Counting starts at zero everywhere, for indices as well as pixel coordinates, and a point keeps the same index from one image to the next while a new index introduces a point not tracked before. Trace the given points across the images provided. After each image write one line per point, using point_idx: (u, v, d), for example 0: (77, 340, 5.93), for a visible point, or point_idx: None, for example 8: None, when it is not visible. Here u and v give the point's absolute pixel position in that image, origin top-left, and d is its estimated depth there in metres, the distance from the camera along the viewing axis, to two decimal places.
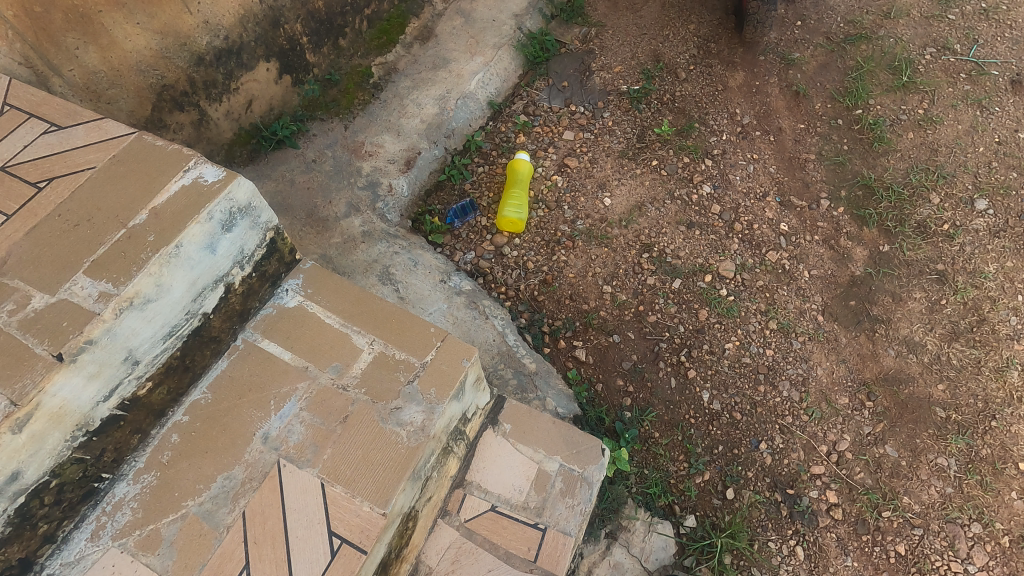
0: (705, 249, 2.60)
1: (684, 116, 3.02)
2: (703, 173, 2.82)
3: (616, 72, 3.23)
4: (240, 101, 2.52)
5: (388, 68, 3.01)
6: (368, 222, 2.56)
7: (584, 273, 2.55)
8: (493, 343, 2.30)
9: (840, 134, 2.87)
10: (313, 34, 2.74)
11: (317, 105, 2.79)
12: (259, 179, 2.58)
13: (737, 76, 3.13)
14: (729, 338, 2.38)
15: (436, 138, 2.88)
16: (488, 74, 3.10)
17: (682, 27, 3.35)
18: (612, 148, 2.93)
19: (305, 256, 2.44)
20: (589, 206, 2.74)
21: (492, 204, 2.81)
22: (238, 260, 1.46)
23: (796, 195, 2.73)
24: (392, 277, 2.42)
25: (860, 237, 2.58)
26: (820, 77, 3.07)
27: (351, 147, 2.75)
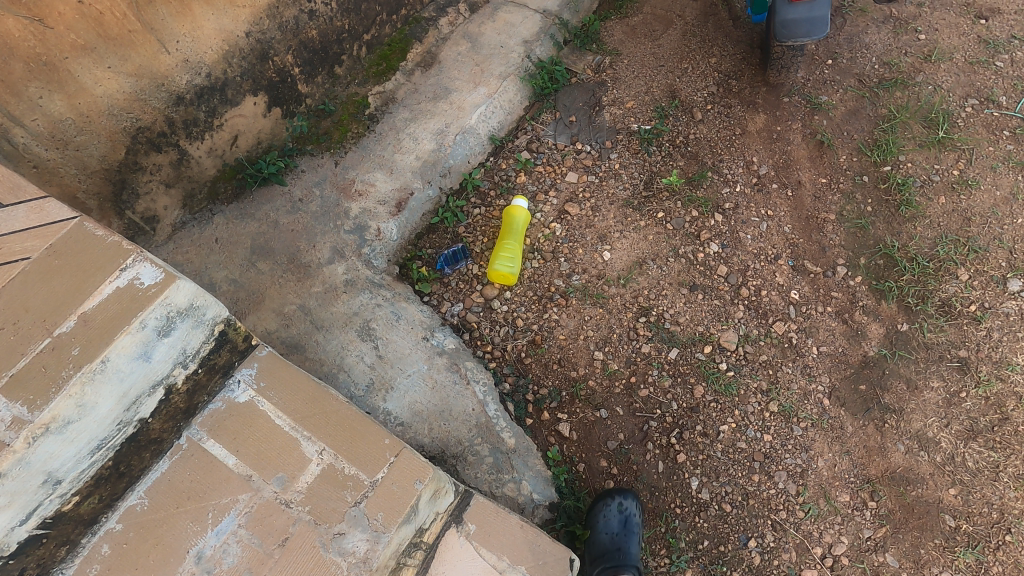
0: (707, 316, 2.44)
1: (697, 162, 2.83)
2: (712, 229, 2.64)
3: (628, 108, 3.04)
4: (224, 137, 2.41)
5: (386, 97, 2.85)
6: (352, 270, 2.45)
7: (576, 335, 2.41)
8: (471, 414, 2.18)
9: (864, 193, 2.66)
10: (306, 65, 2.61)
11: (308, 137, 2.67)
12: (243, 218, 2.47)
13: (757, 119, 2.92)
14: (725, 419, 2.23)
15: (431, 177, 2.74)
16: (492, 107, 2.94)
17: (703, 61, 3.14)
18: (617, 196, 2.77)
19: (283, 306, 2.33)
20: (588, 260, 2.60)
21: (486, 251, 2.68)
22: (180, 360, 1.38)
23: (811, 259, 2.55)
24: (372, 332, 2.31)
25: (876, 312, 2.40)
26: (848, 125, 2.85)
27: (341, 185, 2.62)
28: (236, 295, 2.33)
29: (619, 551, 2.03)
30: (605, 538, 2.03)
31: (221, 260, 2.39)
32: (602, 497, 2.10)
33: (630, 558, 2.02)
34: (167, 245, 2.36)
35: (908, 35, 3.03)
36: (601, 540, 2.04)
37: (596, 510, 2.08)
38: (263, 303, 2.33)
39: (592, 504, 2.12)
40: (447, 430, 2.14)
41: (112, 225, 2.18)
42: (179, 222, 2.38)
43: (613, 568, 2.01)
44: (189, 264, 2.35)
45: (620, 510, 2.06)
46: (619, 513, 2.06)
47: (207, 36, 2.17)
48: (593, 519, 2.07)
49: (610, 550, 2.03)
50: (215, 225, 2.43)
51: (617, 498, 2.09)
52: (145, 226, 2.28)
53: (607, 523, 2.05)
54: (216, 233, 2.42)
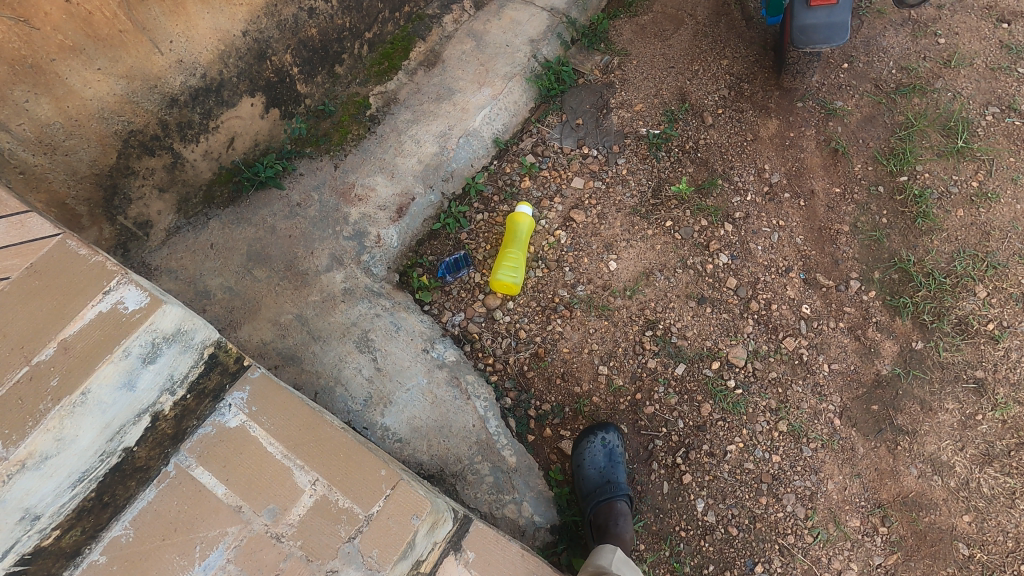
0: (716, 330, 2.37)
1: (707, 169, 2.75)
2: (721, 240, 2.56)
3: (636, 110, 2.95)
4: (220, 140, 2.33)
5: (387, 97, 2.77)
6: (351, 278, 2.38)
7: (580, 349, 2.35)
8: (472, 430, 2.12)
9: (879, 204, 2.58)
10: (305, 64, 2.53)
11: (307, 139, 2.59)
12: (239, 223, 2.41)
13: (770, 125, 2.84)
14: (732, 438, 2.17)
15: (433, 182, 2.66)
16: (496, 109, 2.86)
17: (714, 62, 3.04)
18: (624, 203, 2.69)
19: (280, 315, 2.26)
20: (593, 269, 2.53)
21: (488, 259, 2.61)
22: (167, 387, 1.34)
23: (824, 272, 2.47)
24: (371, 344, 2.25)
25: (890, 329, 2.33)
26: (864, 132, 2.76)
27: (340, 189, 2.55)
28: (232, 303, 2.26)
29: (609, 483, 2.05)
30: (593, 472, 2.06)
31: (217, 267, 2.32)
32: (585, 434, 2.15)
33: (620, 488, 2.04)
34: (161, 250, 2.29)
35: (927, 39, 2.93)
36: (589, 475, 2.07)
37: (581, 448, 2.13)
38: (259, 312, 2.26)
39: (576, 443, 2.16)
40: (446, 447, 2.09)
41: (103, 231, 2.12)
42: (173, 226, 2.31)
43: (606, 501, 2.02)
44: (184, 270, 2.29)
45: (603, 444, 2.11)
46: (603, 447, 2.10)
47: (202, 36, 2.09)
48: (579, 457, 2.11)
49: (600, 485, 2.05)
50: (211, 230, 2.36)
51: (599, 433, 2.14)
52: (138, 231, 2.22)
53: (593, 458, 2.09)
54: (212, 239, 2.35)
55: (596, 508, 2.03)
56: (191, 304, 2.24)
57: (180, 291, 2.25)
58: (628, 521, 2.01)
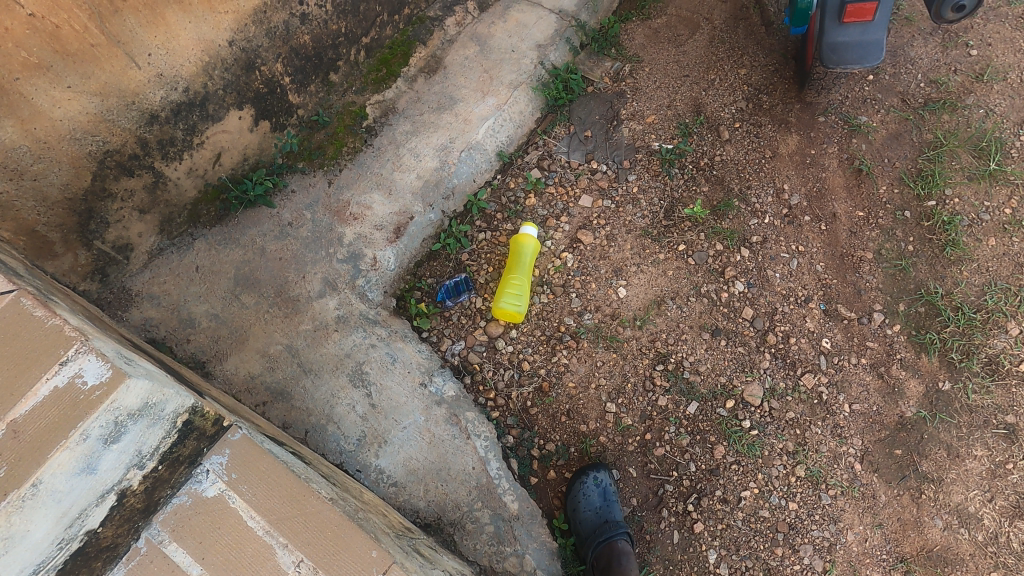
0: (730, 365, 2.24)
1: (722, 188, 2.60)
2: (737, 266, 2.42)
3: (648, 122, 2.80)
4: (206, 156, 2.18)
5: (385, 107, 2.61)
6: (345, 304, 2.25)
7: (586, 383, 2.23)
8: (471, 473, 2.01)
9: (905, 230, 2.44)
10: (297, 73, 2.37)
11: (299, 153, 2.44)
12: (226, 244, 2.27)
13: (790, 141, 2.68)
14: (747, 484, 2.07)
15: (433, 199, 2.51)
16: (500, 120, 2.70)
17: (731, 71, 2.87)
18: (634, 224, 2.55)
19: (269, 346, 2.13)
20: (601, 296, 2.39)
21: (490, 282, 2.47)
22: (135, 461, 1.21)
23: (845, 303, 2.34)
24: (365, 377, 2.12)
25: (916, 367, 2.20)
26: (889, 151, 2.61)
27: (334, 208, 2.41)
28: (218, 332, 2.13)
29: (608, 523, 1.97)
30: (591, 515, 1.97)
31: (202, 292, 2.18)
32: (576, 476, 2.05)
33: (619, 526, 1.96)
34: (142, 273, 2.15)
35: (958, 49, 2.75)
36: (586, 517, 1.98)
37: (575, 491, 2.02)
38: (246, 342, 2.13)
39: (568, 488, 2.06)
40: (444, 492, 1.99)
41: (78, 257, 1.98)
42: (155, 248, 2.17)
43: (607, 542, 1.95)
44: (167, 296, 2.15)
45: (597, 484, 2.01)
46: (597, 487, 2.01)
47: (184, 47, 1.93)
48: (573, 501, 2.01)
49: (599, 526, 1.97)
50: (196, 252, 2.23)
51: (590, 472, 2.04)
52: (117, 255, 2.08)
53: (588, 501, 2.00)
54: (197, 261, 2.22)
55: (597, 551, 1.96)
56: (174, 333, 2.10)
57: (163, 318, 2.12)
58: (632, 557, 1.96)
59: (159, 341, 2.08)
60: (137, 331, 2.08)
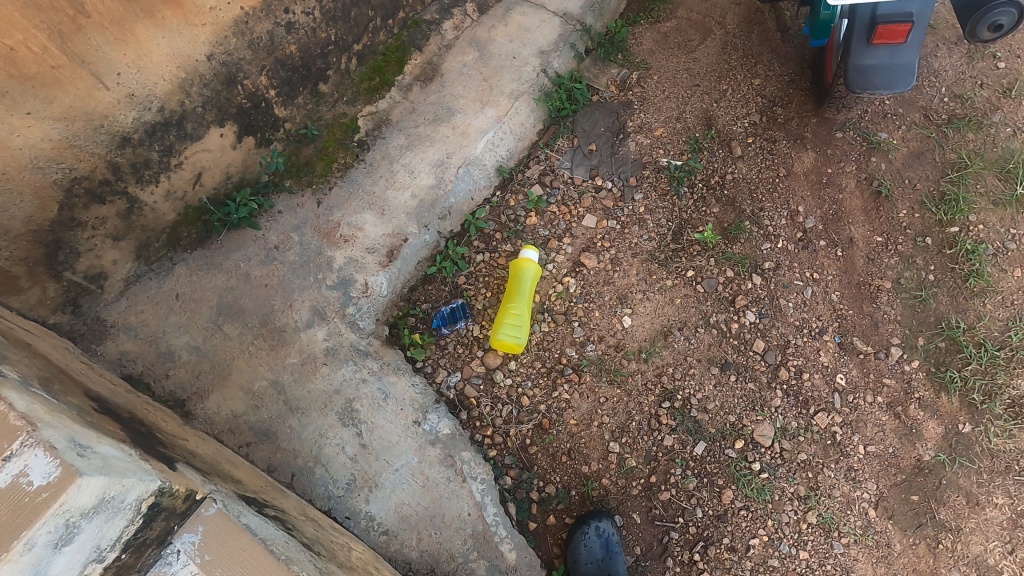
0: (740, 403, 2.13)
1: (734, 209, 2.46)
2: (748, 294, 2.30)
3: (656, 135, 2.65)
4: (185, 176, 2.04)
5: (378, 119, 2.44)
6: (334, 334, 2.13)
7: (589, 421, 2.12)
8: (467, 520, 1.92)
9: (926, 258, 2.32)
10: (283, 85, 2.21)
11: (287, 170, 2.29)
12: (208, 269, 2.13)
13: (805, 159, 2.52)
14: (755, 531, 2.00)
15: (428, 220, 2.37)
16: (501, 133, 2.54)
17: (744, 82, 2.69)
18: (641, 247, 2.42)
19: (253, 382, 2.01)
20: (605, 325, 2.28)
21: (489, 308, 2.35)
22: (93, 558, 1.01)
23: (861, 336, 2.23)
24: (355, 415, 2.01)
25: (934, 407, 2.10)
26: (910, 171, 2.47)
27: (323, 229, 2.27)
28: (199, 366, 2.00)
29: None
30: (590, 567, 1.90)
31: (182, 322, 2.05)
32: (578, 524, 1.98)
33: None
34: (118, 302, 2.02)
35: (984, 61, 2.57)
36: (586, 570, 1.91)
37: (575, 541, 1.95)
38: (229, 377, 2.00)
39: (569, 535, 2.00)
40: (438, 540, 1.90)
41: (47, 290, 1.86)
42: (132, 275, 2.04)
43: None
44: (144, 326, 2.02)
45: (599, 534, 1.95)
46: (598, 538, 1.94)
47: (157, 64, 1.78)
48: (574, 552, 1.94)
49: None
50: (176, 277, 2.10)
51: (593, 522, 1.98)
52: (90, 284, 1.95)
53: (589, 552, 1.93)
54: (177, 288, 2.09)
55: None
56: (152, 368, 1.98)
57: (140, 351, 1.99)
58: None
59: (136, 377, 1.96)
60: (112, 366, 1.95)
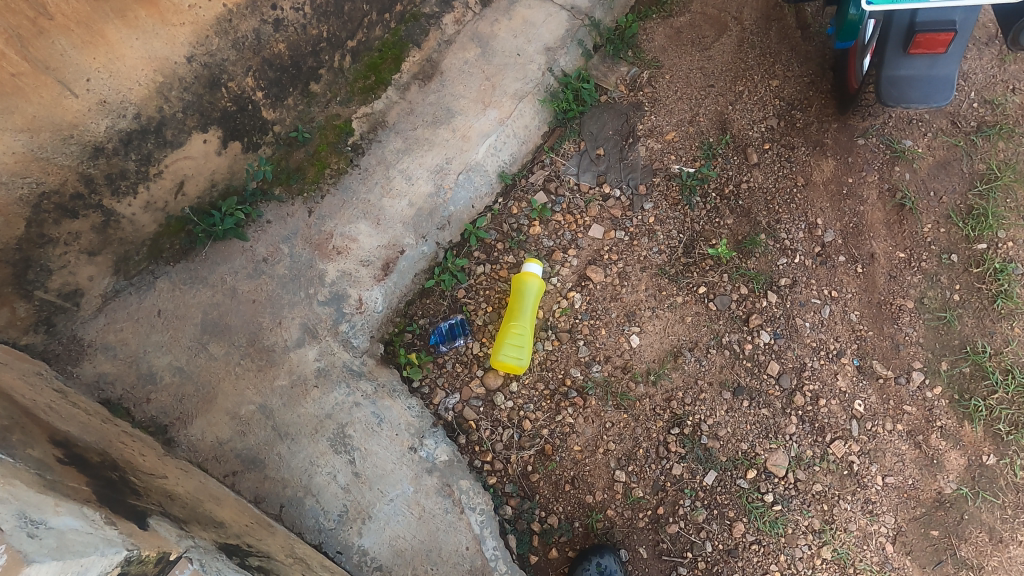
0: (753, 430, 2.03)
1: (749, 221, 2.33)
2: (763, 313, 2.18)
3: (668, 139, 2.49)
4: (166, 186, 1.91)
5: (373, 121, 2.29)
6: (326, 354, 2.01)
7: (593, 447, 2.03)
8: (465, 554, 1.85)
9: (951, 276, 2.20)
10: (272, 87, 2.06)
11: (276, 176, 2.15)
12: (193, 283, 2.01)
13: (825, 167, 2.37)
14: (768, 565, 1.94)
15: (426, 230, 2.25)
16: (503, 137, 2.40)
17: (761, 83, 2.51)
18: (650, 261, 2.29)
19: (239, 407, 1.90)
20: (612, 344, 2.16)
21: (489, 324, 2.23)
22: None
23: (881, 359, 2.11)
24: (348, 442, 1.91)
25: (958, 436, 2.01)
26: (935, 182, 2.33)
27: (315, 240, 2.14)
28: (182, 389, 1.89)
29: None
30: None
31: (164, 341, 1.94)
32: (579, 561, 1.91)
33: None
34: (96, 319, 1.91)
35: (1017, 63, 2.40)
36: None
37: None
38: (214, 402, 1.89)
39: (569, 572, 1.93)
40: None
41: (17, 310, 1.75)
42: (110, 290, 1.92)
43: None
44: (123, 346, 1.91)
45: (599, 571, 1.87)
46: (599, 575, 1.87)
47: (131, 68, 1.67)
48: None
49: None
50: (158, 293, 1.97)
51: (593, 558, 1.90)
52: (65, 302, 1.83)
53: None
54: (160, 303, 1.97)
55: None
56: (132, 391, 1.87)
57: (119, 373, 1.88)
58: None
59: (115, 402, 1.84)
60: (89, 390, 1.84)
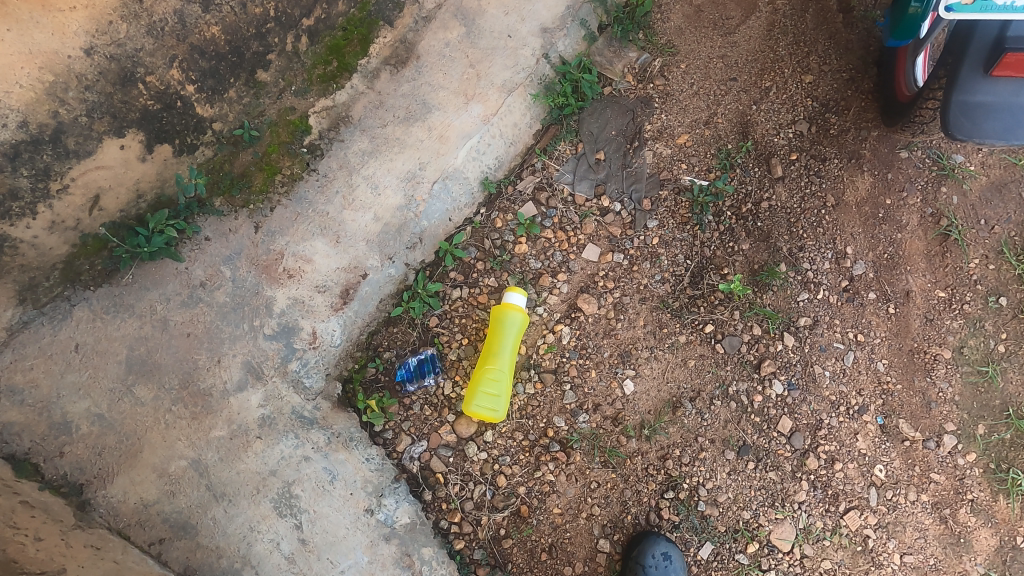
0: (758, 497, 1.81)
1: (767, 246, 2.00)
2: (777, 358, 1.90)
3: (679, 144, 2.12)
4: (76, 202, 1.62)
5: (336, 116, 1.90)
6: (272, 399, 1.76)
7: (576, 511, 1.83)
8: None
9: (999, 323, 1.91)
10: (207, 78, 1.70)
11: (216, 184, 1.81)
12: (117, 312, 1.73)
13: (860, 184, 2.02)
14: None
15: (394, 250, 1.93)
16: (489, 138, 2.01)
17: (793, 78, 2.11)
18: (651, 291, 1.99)
19: (168, 462, 1.66)
20: (602, 390, 1.90)
21: (464, 360, 1.95)
22: None
23: (909, 418, 1.85)
24: (294, 503, 1.69)
25: (990, 512, 1.80)
26: (990, 208, 1.99)
27: (262, 262, 1.83)
28: (102, 440, 1.65)
29: None
30: None
31: (81, 383, 1.67)
32: None
33: None
34: (2, 356, 1.64)
35: None
36: None
37: None
38: (139, 456, 1.66)
39: None
40: None
41: None
42: (17, 321, 1.64)
43: None
44: (33, 389, 1.64)
45: None
46: None
47: (8, 67, 1.44)
48: None
49: None
50: (76, 323, 1.69)
51: None
52: None
53: None
54: (77, 337, 1.69)
55: None
56: (42, 443, 1.62)
57: (27, 423, 1.62)
58: None
59: (21, 457, 1.59)
60: None
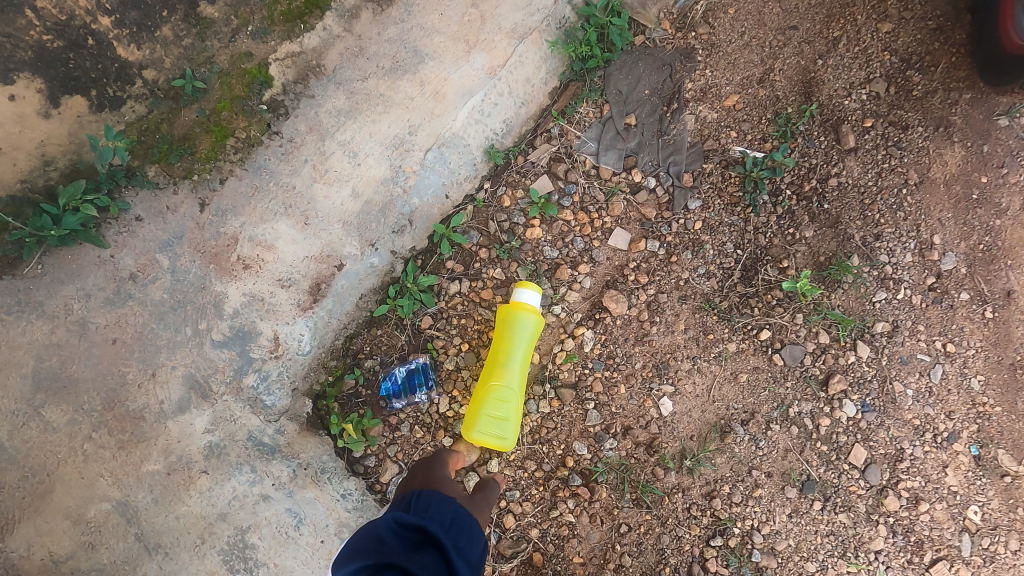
0: (826, 545, 1.51)
1: (836, 233, 1.60)
2: (849, 373, 1.55)
3: (726, 107, 1.71)
4: None
5: (304, 65, 1.47)
6: (221, 423, 1.42)
7: (601, 561, 1.54)
8: None
9: None
10: (129, 10, 1.35)
11: (149, 149, 1.40)
12: (22, 312, 1.35)
13: (948, 159, 1.58)
14: None
15: (376, 235, 1.55)
16: (495, 96, 1.60)
17: (868, 24, 1.65)
18: (694, 287, 1.62)
19: (86, 507, 1.35)
20: (633, 410, 1.57)
21: (463, 372, 1.58)
22: None
23: (1012, 450, 1.50)
24: (250, 556, 1.39)
25: None
26: None
27: (209, 249, 1.45)
28: (3, 478, 1.33)
29: None
30: None
31: None
32: None
33: None
34: None
35: None
36: None
37: None
38: (49, 497, 1.34)
39: None
40: None
41: None
42: None
43: None
44: None
45: None
46: None
47: None
48: None
49: None
50: None
51: None
52: None
53: None
54: None
55: None
56: None
57: None
58: None
59: None
60: None
